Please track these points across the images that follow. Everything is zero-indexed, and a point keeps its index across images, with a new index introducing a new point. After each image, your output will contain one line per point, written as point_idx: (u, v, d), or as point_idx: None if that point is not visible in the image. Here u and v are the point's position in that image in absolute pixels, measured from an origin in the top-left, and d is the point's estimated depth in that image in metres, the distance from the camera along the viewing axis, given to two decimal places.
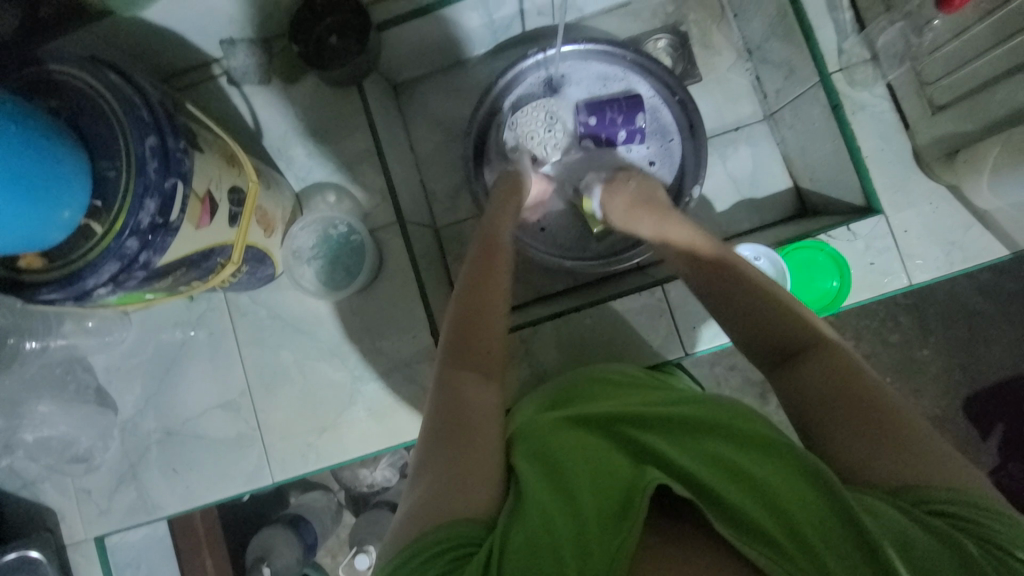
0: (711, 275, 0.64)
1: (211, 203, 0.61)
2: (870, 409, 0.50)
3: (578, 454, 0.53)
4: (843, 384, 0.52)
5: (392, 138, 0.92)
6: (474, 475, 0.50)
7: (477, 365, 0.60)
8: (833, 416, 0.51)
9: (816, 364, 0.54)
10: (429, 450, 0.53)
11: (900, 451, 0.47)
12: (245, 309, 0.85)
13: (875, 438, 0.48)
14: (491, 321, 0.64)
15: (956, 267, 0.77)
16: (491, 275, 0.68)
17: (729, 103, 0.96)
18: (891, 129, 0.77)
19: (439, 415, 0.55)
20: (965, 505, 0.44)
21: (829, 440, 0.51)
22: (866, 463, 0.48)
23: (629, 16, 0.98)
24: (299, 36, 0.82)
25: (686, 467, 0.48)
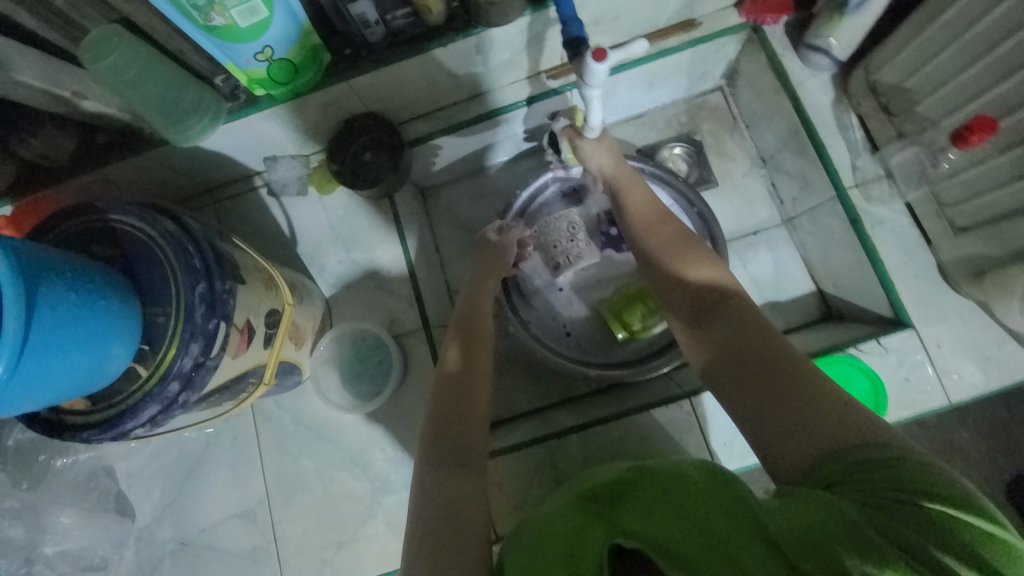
0: (686, 294, 0.64)
1: (249, 331, 0.63)
2: (800, 396, 0.49)
3: (547, 528, 0.51)
4: (781, 374, 0.51)
5: (420, 242, 0.96)
6: (448, 572, 0.49)
7: (459, 461, 0.59)
8: (774, 412, 0.50)
9: (757, 351, 0.54)
10: (412, 552, 0.52)
11: (836, 437, 0.46)
12: (269, 413, 0.86)
13: (805, 425, 0.48)
14: (474, 396, 0.64)
15: (994, 384, 0.74)
16: (473, 351, 0.69)
17: (746, 207, 0.99)
18: (913, 244, 0.78)
19: (425, 513, 0.54)
20: (901, 481, 0.41)
21: (767, 440, 0.50)
22: (796, 454, 0.48)
23: (645, 125, 1.03)
24: (336, 153, 0.87)
25: (644, 536, 0.44)
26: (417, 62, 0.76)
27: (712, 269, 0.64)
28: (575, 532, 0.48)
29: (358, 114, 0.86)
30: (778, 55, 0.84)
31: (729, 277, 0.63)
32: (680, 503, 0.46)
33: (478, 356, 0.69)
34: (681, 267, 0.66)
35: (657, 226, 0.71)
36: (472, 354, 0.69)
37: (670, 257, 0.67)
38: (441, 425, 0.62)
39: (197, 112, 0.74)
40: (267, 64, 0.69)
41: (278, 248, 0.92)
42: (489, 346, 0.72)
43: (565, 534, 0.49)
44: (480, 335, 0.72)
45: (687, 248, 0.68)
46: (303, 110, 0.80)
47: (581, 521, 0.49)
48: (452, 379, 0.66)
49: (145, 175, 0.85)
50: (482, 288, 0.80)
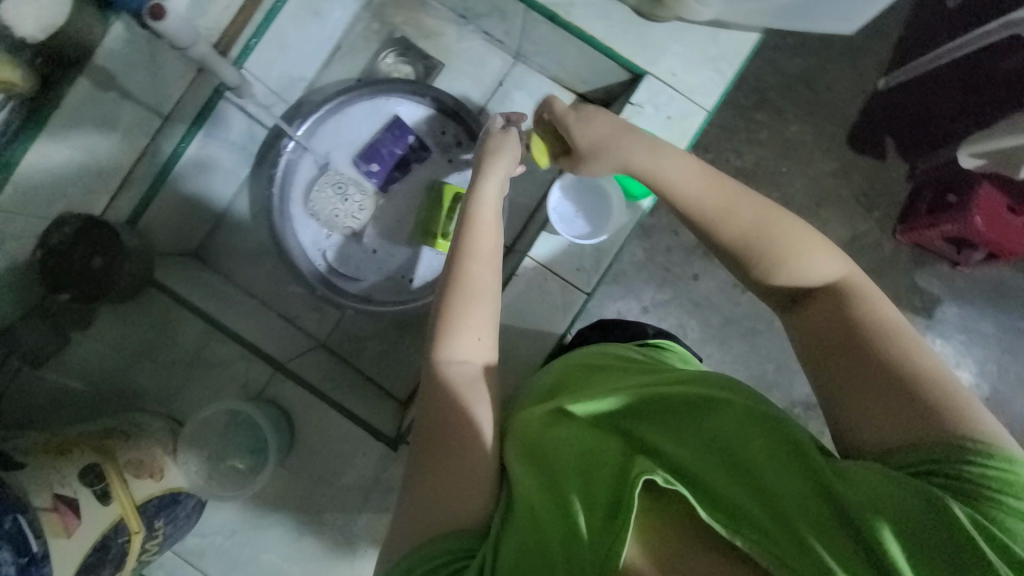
0: (706, 214, 0.62)
1: (69, 502, 0.58)
2: (892, 385, 0.49)
3: (557, 439, 0.54)
4: (880, 368, 0.50)
5: (220, 302, 0.86)
6: (457, 501, 0.51)
7: (462, 358, 0.60)
8: (861, 387, 0.51)
9: (846, 339, 0.54)
10: (423, 455, 0.55)
11: (915, 423, 0.47)
12: (197, 549, 0.78)
13: (893, 412, 0.48)
14: (477, 327, 0.61)
15: (730, 75, 0.82)
16: (467, 297, 0.62)
17: (481, 66, 0.98)
18: (605, 4, 0.81)
19: (421, 431, 0.57)
20: (982, 481, 0.42)
21: (836, 382, 0.53)
22: (871, 422, 0.50)
23: (347, 56, 0.97)
24: (52, 278, 0.70)
25: (681, 458, 0.48)
26: (59, 133, 0.67)
27: (756, 204, 0.62)
28: (589, 450, 0.51)
29: (49, 226, 0.70)
30: None
31: (834, 251, 0.60)
32: (720, 449, 0.49)
33: (473, 298, 0.62)
34: (702, 190, 0.63)
35: (684, 174, 0.65)
36: (468, 308, 0.61)
37: (768, 236, 0.60)
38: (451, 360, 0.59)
39: None
40: None
41: (68, 404, 0.74)
42: (490, 309, 0.63)
43: (579, 457, 0.51)
44: (478, 285, 0.62)
45: (720, 187, 0.63)
46: None
47: (601, 443, 0.52)
48: (449, 307, 0.61)
49: None
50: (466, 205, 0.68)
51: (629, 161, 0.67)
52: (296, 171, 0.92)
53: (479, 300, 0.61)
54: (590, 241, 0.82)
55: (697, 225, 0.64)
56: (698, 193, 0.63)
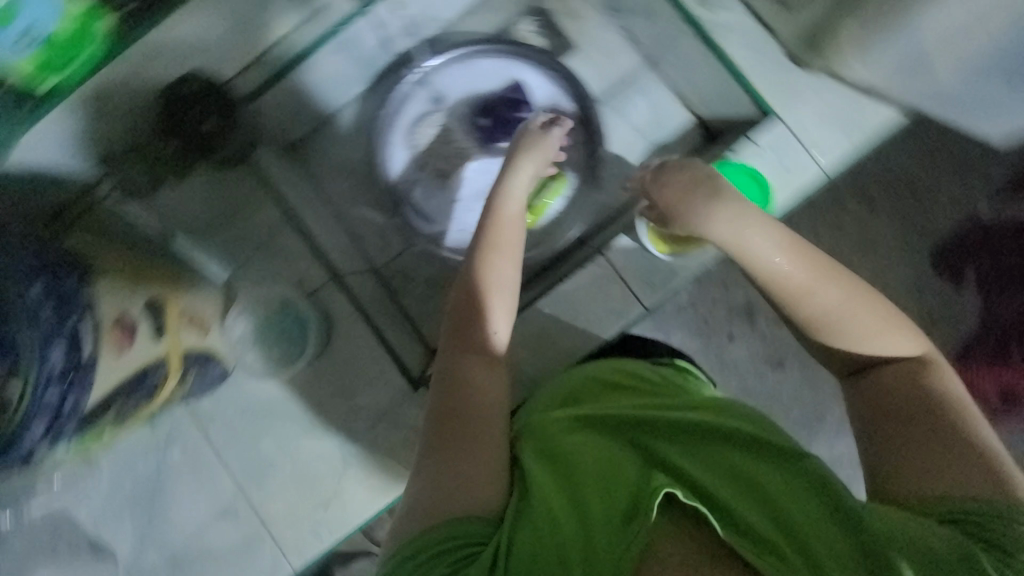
0: (801, 262, 0.64)
1: (126, 326, 0.68)
2: (928, 453, 0.56)
3: (574, 445, 0.59)
4: (922, 433, 0.57)
5: (300, 197, 0.90)
6: (477, 484, 0.56)
7: (473, 353, 0.65)
8: (908, 457, 0.56)
9: (911, 406, 0.59)
10: (433, 449, 0.59)
11: (947, 486, 0.54)
12: (210, 412, 0.83)
13: (936, 474, 0.55)
14: (489, 325, 0.67)
15: (854, 140, 0.80)
16: (477, 297, 0.67)
17: (611, 62, 0.98)
18: (755, 35, 0.81)
19: (435, 414, 0.62)
20: (1011, 535, 0.50)
21: (887, 443, 0.58)
22: (911, 484, 0.55)
23: (488, 8, 0.98)
24: (172, 132, 0.82)
25: (698, 476, 0.53)
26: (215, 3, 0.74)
27: (825, 262, 0.64)
28: (605, 462, 0.56)
29: (176, 84, 0.80)
30: None
31: (914, 330, 0.64)
32: (737, 477, 0.53)
33: (491, 302, 0.67)
34: (790, 266, 0.64)
35: (801, 249, 0.64)
36: (478, 312, 0.67)
37: (848, 321, 0.63)
38: (459, 354, 0.65)
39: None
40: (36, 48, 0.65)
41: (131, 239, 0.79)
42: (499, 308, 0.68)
43: (598, 463, 0.56)
44: (491, 284, 0.68)
45: (806, 253, 0.64)
46: (108, 87, 0.75)
47: (618, 454, 0.57)
48: (464, 307, 0.68)
49: None
50: (498, 209, 0.72)
51: (717, 229, 0.66)
52: (411, 98, 0.94)
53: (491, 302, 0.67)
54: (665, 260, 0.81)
55: (780, 286, 0.64)
56: (782, 262, 0.64)
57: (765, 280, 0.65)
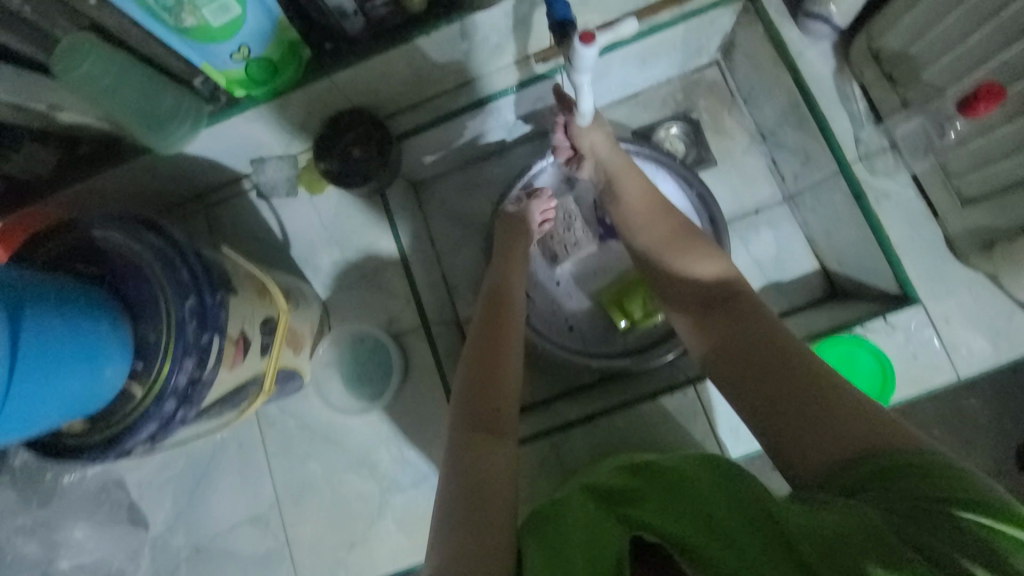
0: (712, 331, 0.63)
1: (244, 342, 0.62)
2: (829, 415, 0.51)
3: (567, 512, 0.55)
4: (808, 391, 0.53)
5: (414, 238, 0.94)
6: (483, 542, 0.51)
7: (488, 429, 0.61)
8: (803, 420, 0.52)
9: (785, 386, 0.54)
10: (444, 519, 0.54)
11: (861, 445, 0.49)
12: (273, 419, 0.86)
13: (831, 437, 0.50)
14: (503, 386, 0.64)
15: (1004, 357, 0.73)
16: (494, 333, 0.68)
17: (746, 187, 0.97)
18: (919, 217, 0.75)
19: (452, 491, 0.56)
20: (901, 490, 0.45)
21: (787, 428, 0.53)
22: (822, 454, 0.50)
23: (639, 105, 1.00)
24: (322, 152, 0.85)
25: (662, 530, 0.48)
26: (400, 53, 0.75)
27: (741, 298, 0.63)
28: (591, 527, 0.51)
29: (344, 111, 0.84)
30: (774, 24, 0.80)
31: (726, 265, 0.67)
32: (704, 520, 0.48)
33: (506, 354, 0.67)
34: (700, 284, 0.66)
35: (698, 256, 0.68)
36: (496, 362, 0.66)
37: (717, 314, 0.63)
38: (479, 396, 0.63)
39: (179, 116, 0.73)
40: (245, 62, 0.68)
41: (257, 234, 0.92)
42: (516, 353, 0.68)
43: (586, 527, 0.51)
44: (507, 325, 0.69)
45: (708, 261, 0.67)
46: (283, 108, 0.78)
47: (600, 518, 0.52)
48: (481, 359, 0.66)
49: (138, 188, 0.85)
50: (502, 292, 0.73)
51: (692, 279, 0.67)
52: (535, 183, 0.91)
53: (509, 333, 0.68)
54: None
55: (687, 325, 0.66)
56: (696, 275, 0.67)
57: (707, 311, 0.64)
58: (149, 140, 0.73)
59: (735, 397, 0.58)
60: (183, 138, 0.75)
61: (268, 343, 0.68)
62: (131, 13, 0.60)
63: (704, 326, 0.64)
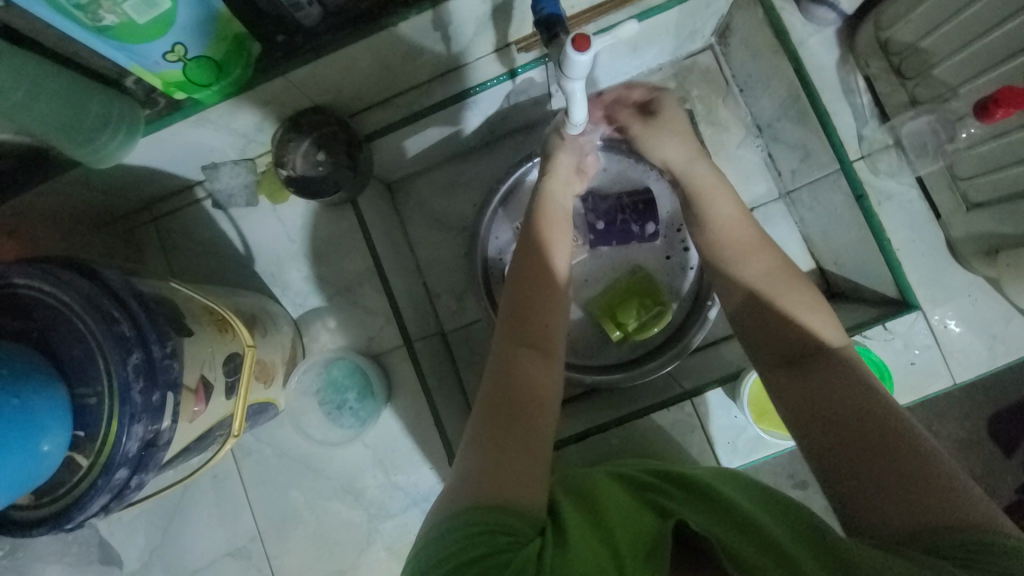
0: (767, 298, 0.61)
1: (205, 388, 0.56)
2: (900, 460, 0.45)
3: (602, 493, 0.53)
4: (871, 431, 0.48)
5: (391, 245, 0.88)
6: (515, 473, 0.50)
7: (535, 346, 0.60)
8: (863, 462, 0.47)
9: (844, 412, 0.50)
10: (477, 437, 0.54)
11: (932, 509, 0.42)
12: (249, 447, 0.81)
13: (904, 490, 0.44)
14: (545, 301, 0.63)
15: (999, 361, 0.72)
16: (544, 292, 0.64)
17: (741, 183, 0.92)
18: (921, 219, 0.72)
19: (488, 402, 0.56)
20: (990, 567, 0.37)
21: (847, 465, 0.47)
22: (892, 510, 0.43)
23: None
24: (283, 158, 0.77)
25: (702, 524, 0.46)
26: (366, 47, 0.66)
27: (792, 292, 0.60)
28: (631, 512, 0.49)
29: (304, 110, 0.75)
30: (775, 9, 0.74)
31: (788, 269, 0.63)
32: (738, 521, 0.45)
33: (554, 310, 0.63)
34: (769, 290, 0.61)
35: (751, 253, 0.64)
36: (545, 309, 0.63)
37: (778, 287, 0.61)
38: (527, 318, 0.62)
39: (110, 126, 0.63)
40: (182, 63, 0.58)
41: (219, 248, 0.84)
42: (561, 307, 0.65)
43: (623, 514, 0.49)
44: (556, 283, 0.65)
45: (764, 255, 0.64)
46: (234, 111, 0.68)
47: (639, 509, 0.50)
48: (531, 286, 0.64)
49: (74, 202, 0.75)
50: (554, 205, 0.70)
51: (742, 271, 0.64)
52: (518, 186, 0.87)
53: (558, 292, 0.65)
54: (757, 428, 0.72)
55: (740, 304, 0.63)
56: (742, 263, 0.64)
57: (753, 296, 0.62)
58: (79, 155, 0.63)
59: (780, 383, 0.56)
60: (120, 149, 0.66)
61: (234, 381, 0.62)
62: (35, 10, 0.50)
63: (752, 311, 0.61)
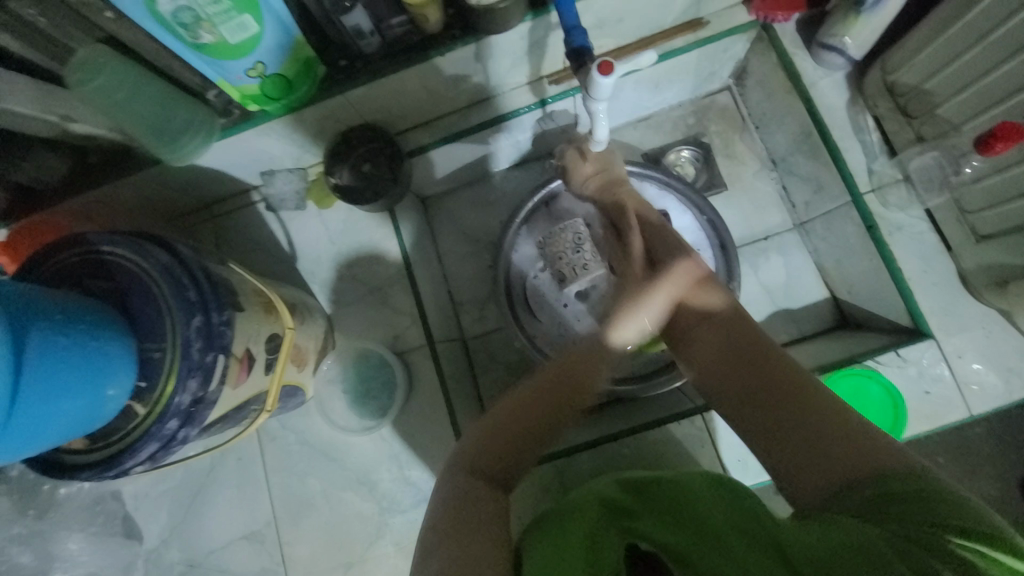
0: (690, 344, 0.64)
1: (249, 359, 0.61)
2: (820, 438, 0.49)
3: (576, 517, 0.54)
4: (798, 419, 0.51)
5: (422, 255, 0.94)
6: (468, 554, 0.49)
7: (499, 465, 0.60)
8: (785, 440, 0.51)
9: (760, 402, 0.54)
10: (438, 527, 0.53)
11: (847, 470, 0.47)
12: (274, 433, 0.85)
13: (821, 463, 0.48)
14: (532, 416, 0.63)
15: (1019, 395, 0.71)
16: (525, 406, 0.63)
17: (757, 213, 0.97)
18: (932, 250, 0.74)
19: (447, 504, 0.55)
20: (896, 513, 0.41)
21: (773, 446, 0.52)
22: (816, 480, 0.48)
23: (651, 128, 1.01)
24: (334, 166, 0.85)
25: (657, 536, 0.50)
26: (415, 72, 0.74)
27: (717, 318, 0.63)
28: (595, 533, 0.51)
29: (356, 125, 0.84)
30: (788, 54, 0.80)
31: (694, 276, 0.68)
32: (682, 516, 0.51)
33: (531, 421, 0.63)
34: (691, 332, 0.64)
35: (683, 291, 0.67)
36: (522, 425, 0.62)
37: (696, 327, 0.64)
38: (504, 435, 0.62)
39: (191, 130, 0.72)
40: (259, 78, 0.68)
41: (266, 246, 0.92)
42: (540, 423, 0.64)
43: (590, 535, 0.51)
44: (545, 414, 0.64)
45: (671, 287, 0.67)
46: (296, 122, 0.78)
47: (606, 532, 0.51)
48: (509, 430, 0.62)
49: (147, 196, 0.84)
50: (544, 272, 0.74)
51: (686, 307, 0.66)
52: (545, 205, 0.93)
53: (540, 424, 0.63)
54: None
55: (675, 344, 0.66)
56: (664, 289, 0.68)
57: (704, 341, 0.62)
58: (161, 153, 0.73)
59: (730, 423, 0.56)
60: (194, 151, 0.75)
61: (274, 359, 0.68)
62: (149, 29, 0.60)
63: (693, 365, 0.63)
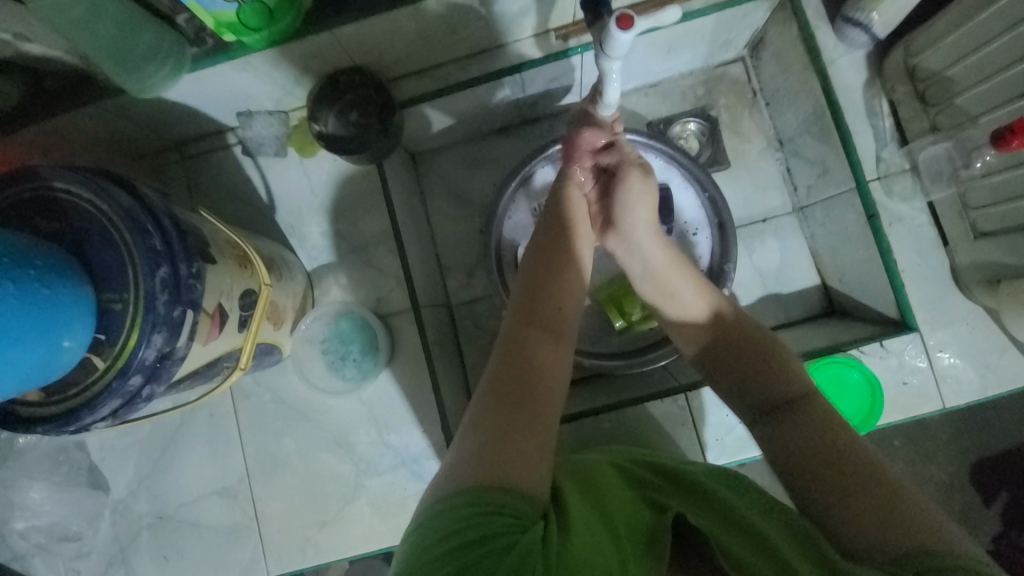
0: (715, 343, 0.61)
1: (221, 315, 0.58)
2: (868, 489, 0.47)
3: (605, 481, 0.55)
4: (857, 471, 0.48)
5: (410, 214, 0.90)
6: (519, 453, 0.48)
7: (543, 326, 0.58)
8: (841, 484, 0.48)
9: (817, 447, 0.51)
10: (480, 414, 0.51)
11: (902, 535, 0.44)
12: (248, 391, 0.82)
13: (879, 521, 0.45)
14: (562, 287, 0.60)
15: (991, 391, 0.73)
16: (555, 277, 0.61)
17: (757, 194, 0.94)
18: (929, 244, 0.74)
19: (488, 385, 0.53)
20: None
21: (822, 484, 0.49)
22: (869, 538, 0.45)
23: (658, 96, 0.96)
24: (316, 113, 0.78)
25: (699, 521, 0.48)
26: (411, 12, 0.68)
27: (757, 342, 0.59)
28: (629, 503, 0.52)
29: (344, 69, 0.77)
30: (810, 26, 0.76)
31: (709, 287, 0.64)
32: (722, 510, 0.48)
33: (565, 296, 0.60)
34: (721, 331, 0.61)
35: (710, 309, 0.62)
36: (556, 288, 0.60)
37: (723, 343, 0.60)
38: (539, 300, 0.59)
39: (158, 58, 0.65)
40: (237, 4, 0.60)
41: (243, 194, 0.86)
42: (573, 305, 0.61)
43: (623, 505, 0.51)
44: (571, 277, 0.62)
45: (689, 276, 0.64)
46: (277, 58, 0.70)
47: (635, 502, 0.52)
48: (539, 313, 0.58)
49: (110, 130, 0.77)
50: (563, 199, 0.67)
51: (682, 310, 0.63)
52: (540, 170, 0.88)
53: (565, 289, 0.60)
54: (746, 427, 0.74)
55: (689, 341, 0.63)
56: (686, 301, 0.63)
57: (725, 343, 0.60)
58: (124, 81, 0.66)
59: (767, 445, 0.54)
60: (162, 83, 0.68)
61: (246, 316, 0.64)
62: None
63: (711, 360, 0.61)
